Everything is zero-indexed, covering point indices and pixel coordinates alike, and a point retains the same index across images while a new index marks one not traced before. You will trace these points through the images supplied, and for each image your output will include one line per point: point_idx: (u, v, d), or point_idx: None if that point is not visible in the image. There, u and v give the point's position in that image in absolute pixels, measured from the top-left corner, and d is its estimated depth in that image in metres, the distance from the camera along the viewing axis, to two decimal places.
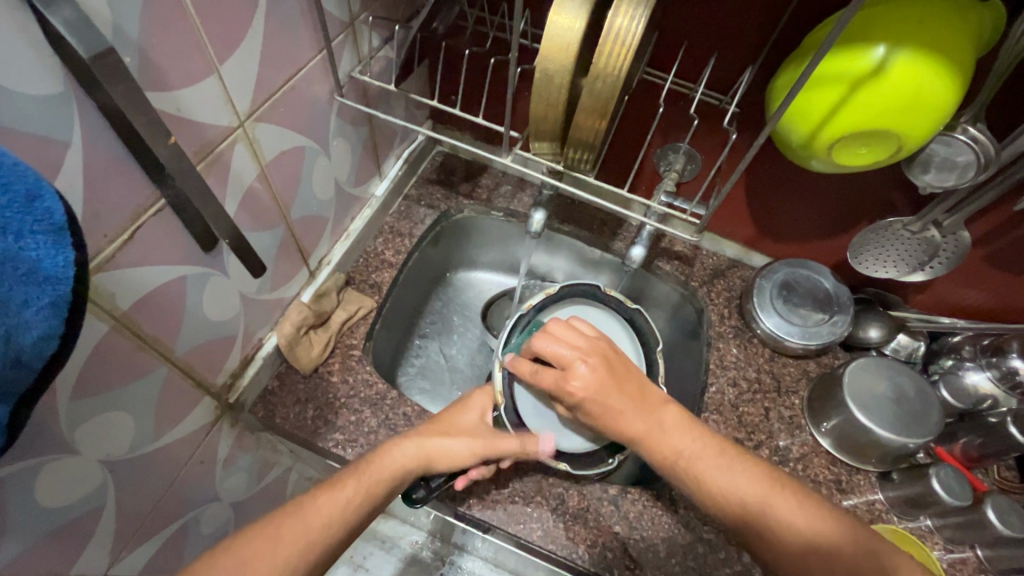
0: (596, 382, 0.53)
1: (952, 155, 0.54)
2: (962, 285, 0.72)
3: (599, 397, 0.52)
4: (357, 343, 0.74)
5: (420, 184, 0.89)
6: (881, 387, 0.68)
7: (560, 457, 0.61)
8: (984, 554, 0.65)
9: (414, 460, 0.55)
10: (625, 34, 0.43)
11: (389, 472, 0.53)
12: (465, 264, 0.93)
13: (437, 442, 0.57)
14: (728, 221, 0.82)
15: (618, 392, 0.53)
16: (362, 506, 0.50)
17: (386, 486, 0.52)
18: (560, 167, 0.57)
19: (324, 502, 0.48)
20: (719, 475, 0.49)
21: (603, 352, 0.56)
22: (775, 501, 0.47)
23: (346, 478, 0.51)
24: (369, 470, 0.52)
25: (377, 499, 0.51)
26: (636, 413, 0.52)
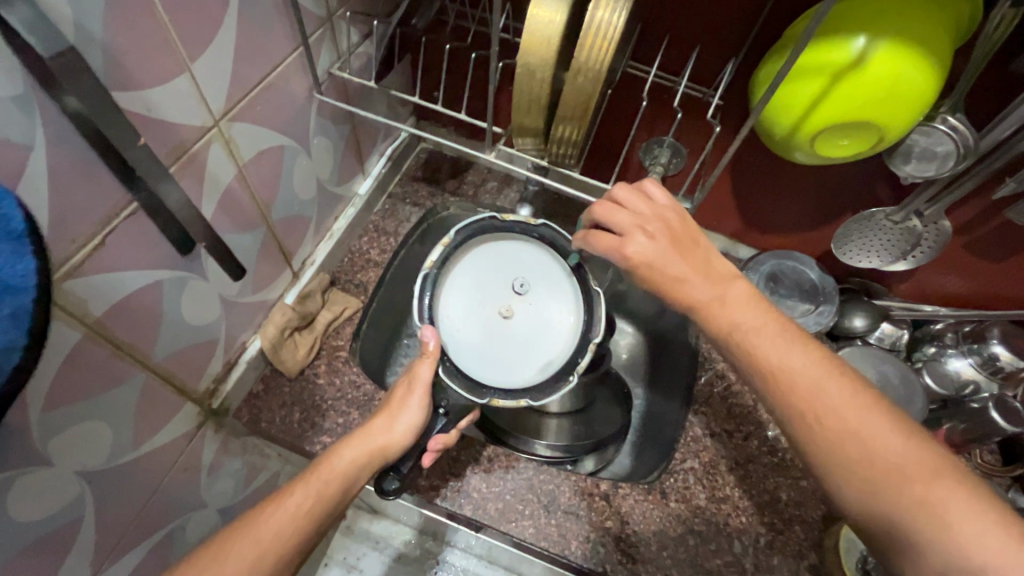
0: (658, 253, 0.48)
1: (932, 145, 0.54)
2: (943, 274, 0.73)
3: (670, 261, 0.48)
4: (342, 344, 0.74)
5: (405, 182, 0.89)
6: (865, 375, 0.69)
7: (519, 394, 0.58)
8: None
9: (363, 456, 0.53)
10: (606, 27, 0.42)
11: (338, 472, 0.51)
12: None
13: (385, 430, 0.55)
14: (714, 212, 0.82)
15: (686, 256, 0.49)
16: (316, 511, 0.48)
17: (342, 486, 0.51)
18: (544, 162, 0.57)
19: (271, 515, 0.47)
20: (785, 351, 0.43)
21: (669, 220, 0.50)
22: (835, 395, 0.41)
23: (294, 485, 0.49)
24: (316, 475, 0.50)
25: (335, 495, 0.50)
26: (702, 282, 0.48)
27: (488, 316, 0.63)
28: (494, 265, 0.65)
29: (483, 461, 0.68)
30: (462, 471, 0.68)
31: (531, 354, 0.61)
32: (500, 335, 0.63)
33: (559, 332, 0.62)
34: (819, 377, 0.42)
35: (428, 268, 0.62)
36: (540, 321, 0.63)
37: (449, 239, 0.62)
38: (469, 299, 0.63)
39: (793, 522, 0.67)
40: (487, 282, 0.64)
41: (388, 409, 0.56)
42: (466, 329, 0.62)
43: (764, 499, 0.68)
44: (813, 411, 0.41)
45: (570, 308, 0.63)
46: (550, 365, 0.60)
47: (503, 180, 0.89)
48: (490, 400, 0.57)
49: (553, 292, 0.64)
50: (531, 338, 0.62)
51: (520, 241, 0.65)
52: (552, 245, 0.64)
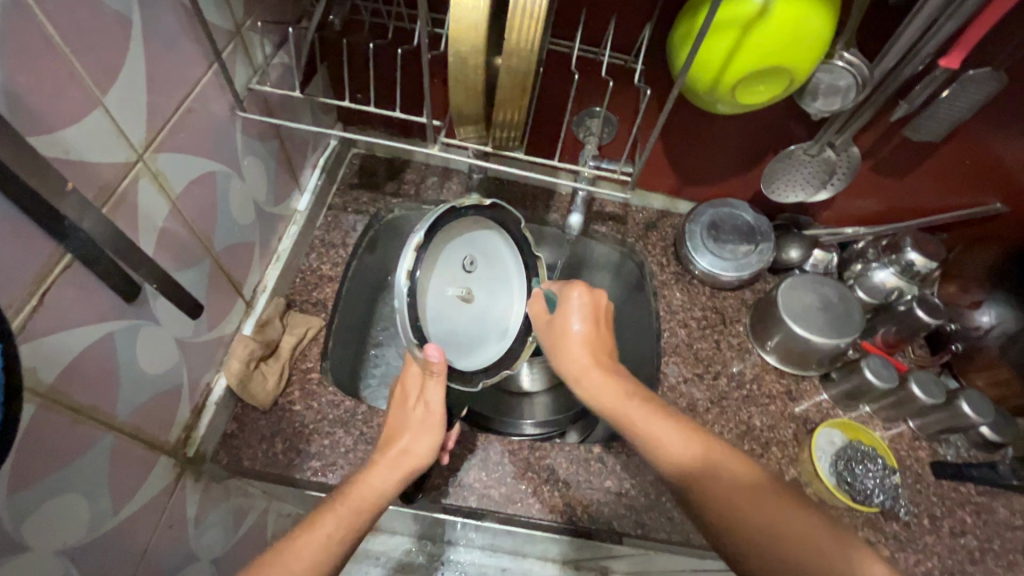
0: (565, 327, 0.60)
1: (834, 80, 0.59)
2: (859, 197, 0.81)
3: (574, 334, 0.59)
4: (313, 365, 0.71)
5: (343, 191, 0.88)
6: (809, 298, 0.76)
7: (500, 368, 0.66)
8: (915, 425, 0.75)
9: (394, 479, 0.55)
10: (530, 7, 0.42)
11: (370, 500, 0.52)
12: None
13: (410, 449, 0.57)
14: (651, 174, 0.86)
15: (580, 338, 0.59)
16: (348, 539, 0.49)
17: (372, 511, 0.52)
18: (488, 148, 0.57)
19: (305, 543, 0.47)
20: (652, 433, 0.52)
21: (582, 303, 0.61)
22: (701, 463, 0.49)
23: (323, 512, 0.50)
24: (347, 502, 0.51)
25: (368, 521, 0.51)
26: (594, 364, 0.58)
27: (450, 302, 0.64)
28: (448, 246, 0.64)
29: (477, 451, 0.69)
30: (461, 465, 0.68)
31: (490, 328, 0.69)
32: (463, 316, 0.66)
33: (505, 300, 0.70)
34: (686, 448, 0.50)
35: (408, 279, 0.57)
36: (489, 294, 0.69)
37: (421, 236, 0.58)
38: (437, 289, 0.63)
39: (770, 443, 0.73)
40: (445, 268, 0.64)
41: (409, 429, 0.58)
42: (440, 322, 0.62)
43: (742, 429, 0.74)
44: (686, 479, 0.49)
45: (517, 286, 0.70)
46: (509, 333, 0.69)
47: (442, 174, 0.90)
48: (484, 382, 0.65)
49: (495, 265, 0.69)
50: (486, 313, 0.68)
51: (471, 222, 0.66)
52: (500, 224, 0.69)
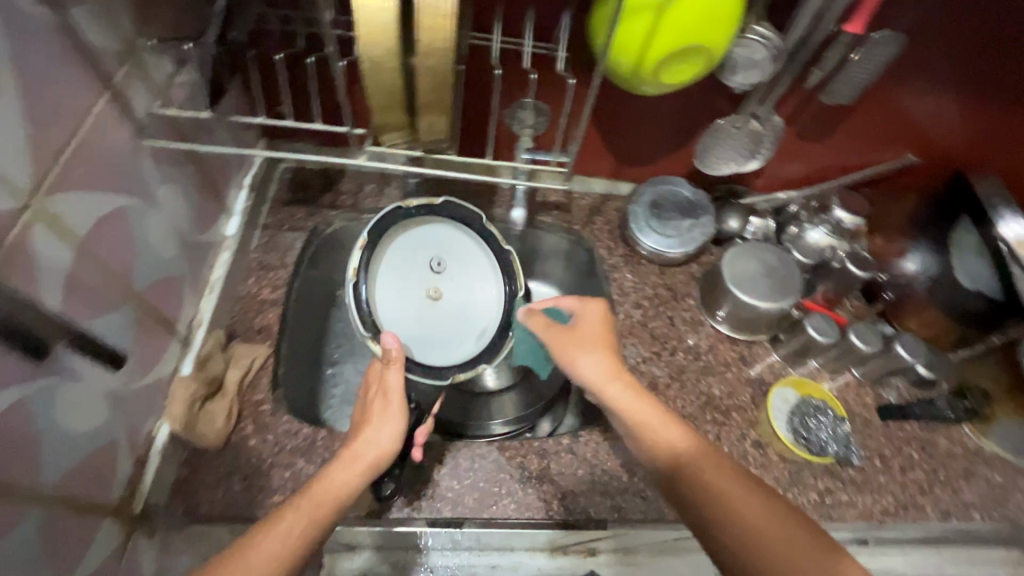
0: (592, 329, 0.61)
1: (750, 54, 0.61)
2: (788, 161, 0.84)
3: (593, 341, 0.60)
4: (264, 397, 0.68)
5: (277, 208, 0.83)
6: (752, 267, 0.78)
7: (471, 365, 0.67)
8: (859, 373, 0.80)
9: (359, 472, 0.51)
10: (438, 5, 0.41)
11: (334, 492, 0.49)
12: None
13: (374, 441, 0.54)
14: (589, 159, 0.86)
15: (597, 351, 0.59)
16: (309, 535, 0.46)
17: (336, 505, 0.49)
18: (418, 153, 0.55)
19: (262, 543, 0.44)
20: (663, 436, 0.54)
21: (598, 314, 0.63)
22: (715, 467, 0.51)
23: (283, 511, 0.47)
24: (307, 498, 0.48)
25: (330, 513, 0.48)
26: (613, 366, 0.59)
27: (417, 301, 0.69)
28: (410, 249, 0.70)
29: (447, 461, 0.68)
30: (432, 477, 0.67)
31: (468, 327, 0.70)
32: (436, 315, 0.70)
33: (483, 298, 0.71)
34: (701, 455, 0.52)
35: (354, 278, 0.63)
36: (464, 293, 0.71)
37: (365, 237, 0.64)
38: (398, 291, 0.68)
39: (729, 408, 0.76)
40: (408, 271, 0.69)
41: (372, 421, 0.55)
42: (404, 321, 0.67)
43: (703, 400, 0.76)
44: (703, 482, 0.50)
45: (491, 280, 0.71)
46: (487, 330, 0.69)
47: (380, 180, 0.87)
48: (451, 378, 0.65)
49: (468, 263, 0.71)
50: (461, 311, 0.71)
51: (432, 222, 0.70)
52: (465, 222, 0.70)
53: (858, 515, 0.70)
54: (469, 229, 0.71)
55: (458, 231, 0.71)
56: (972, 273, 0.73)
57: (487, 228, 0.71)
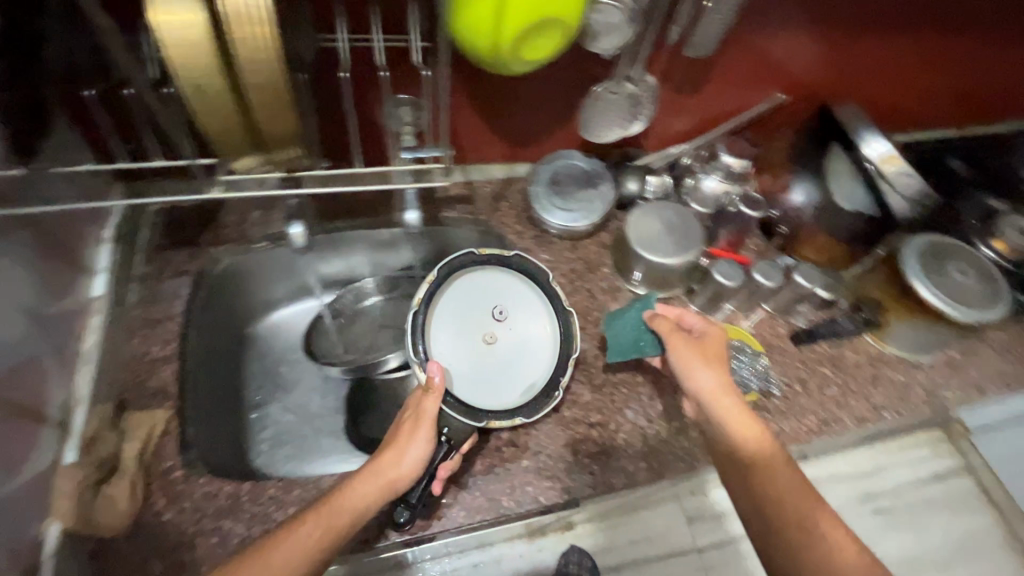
0: (706, 339, 0.65)
1: (607, 18, 0.60)
2: (672, 116, 0.86)
3: (713, 354, 0.64)
4: (172, 464, 0.62)
5: (152, 256, 0.76)
6: (655, 226, 0.79)
7: (512, 414, 0.66)
8: (770, 307, 0.84)
9: (377, 489, 0.57)
10: (248, 14, 0.37)
11: (354, 505, 0.55)
12: (263, 309, 0.87)
13: (395, 463, 0.59)
14: (480, 146, 0.84)
15: (712, 364, 0.63)
16: (326, 540, 0.53)
17: (354, 518, 0.55)
18: (282, 173, 0.51)
19: (285, 543, 0.51)
20: (748, 435, 0.59)
21: (713, 331, 0.66)
22: (785, 464, 0.57)
23: (308, 513, 0.54)
24: (327, 506, 0.55)
25: (346, 524, 0.54)
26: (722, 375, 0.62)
27: (475, 342, 0.71)
28: (476, 293, 0.72)
29: None
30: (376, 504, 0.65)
31: (518, 376, 0.70)
32: (489, 360, 0.71)
33: (537, 353, 0.71)
34: (773, 463, 0.57)
35: (416, 306, 0.67)
36: (519, 343, 0.72)
37: (434, 276, 0.68)
38: (455, 331, 0.70)
39: None
40: (470, 314, 0.71)
41: (397, 444, 0.60)
42: (458, 358, 0.69)
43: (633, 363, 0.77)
44: (769, 486, 0.56)
45: (548, 330, 0.72)
46: (535, 386, 0.69)
47: (265, 205, 0.82)
48: (486, 422, 0.65)
49: (530, 316, 0.72)
50: (515, 361, 0.71)
51: (495, 269, 0.72)
52: (529, 278, 0.72)
53: (788, 440, 0.75)
54: (532, 283, 0.72)
55: (520, 281, 0.73)
56: (849, 195, 0.78)
57: (549, 285, 0.72)
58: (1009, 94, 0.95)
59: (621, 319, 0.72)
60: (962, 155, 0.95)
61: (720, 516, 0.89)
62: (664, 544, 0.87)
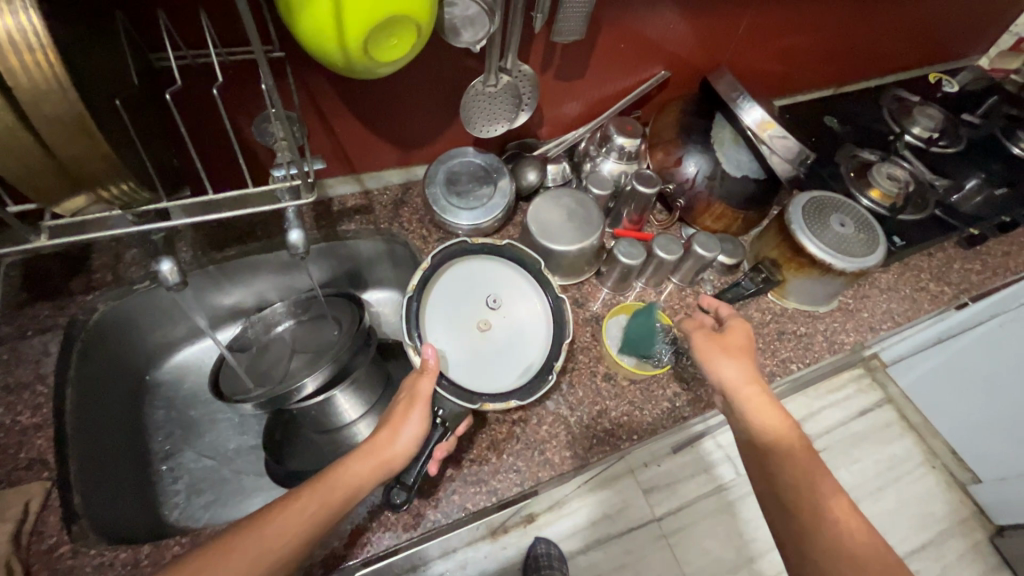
0: (735, 336, 0.66)
1: (464, 11, 0.59)
2: (559, 104, 0.86)
3: (737, 349, 0.65)
4: (56, 540, 0.57)
5: (12, 314, 0.69)
6: (556, 214, 0.80)
7: (506, 397, 0.67)
8: (678, 280, 0.86)
9: (371, 467, 0.57)
10: (16, 39, 0.33)
11: (347, 482, 0.55)
12: (162, 352, 0.82)
13: (388, 441, 0.59)
14: (370, 154, 0.81)
15: (736, 357, 0.64)
16: (320, 515, 0.53)
17: (346, 495, 0.55)
18: (119, 209, 0.47)
19: (280, 516, 0.52)
20: (770, 422, 0.59)
21: (743, 328, 0.67)
22: (809, 454, 0.57)
23: (303, 488, 0.54)
24: (322, 482, 0.55)
25: (340, 500, 0.54)
26: (745, 370, 0.63)
27: (472, 332, 0.74)
28: (471, 284, 0.76)
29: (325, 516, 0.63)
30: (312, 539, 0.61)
31: (514, 362, 0.72)
32: (483, 347, 0.73)
33: (532, 338, 0.73)
34: (799, 453, 0.57)
35: (411, 291, 0.70)
36: (515, 330, 0.74)
37: (429, 263, 0.71)
38: (450, 319, 0.73)
39: (575, 353, 0.78)
40: (466, 303, 0.74)
41: (391, 422, 0.60)
42: (455, 345, 0.71)
43: None
44: (791, 470, 0.56)
45: (542, 313, 0.74)
46: (531, 369, 0.70)
47: (142, 242, 0.75)
48: (480, 404, 0.65)
49: (523, 304, 0.75)
50: (511, 349, 0.73)
51: (490, 261, 0.76)
52: (522, 265, 0.75)
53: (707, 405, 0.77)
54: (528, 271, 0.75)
55: (513, 270, 0.76)
56: (735, 161, 0.83)
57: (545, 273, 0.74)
58: (868, 50, 1.02)
59: (644, 317, 0.77)
60: (837, 112, 1.01)
61: (699, 470, 1.02)
62: (624, 519, 0.96)
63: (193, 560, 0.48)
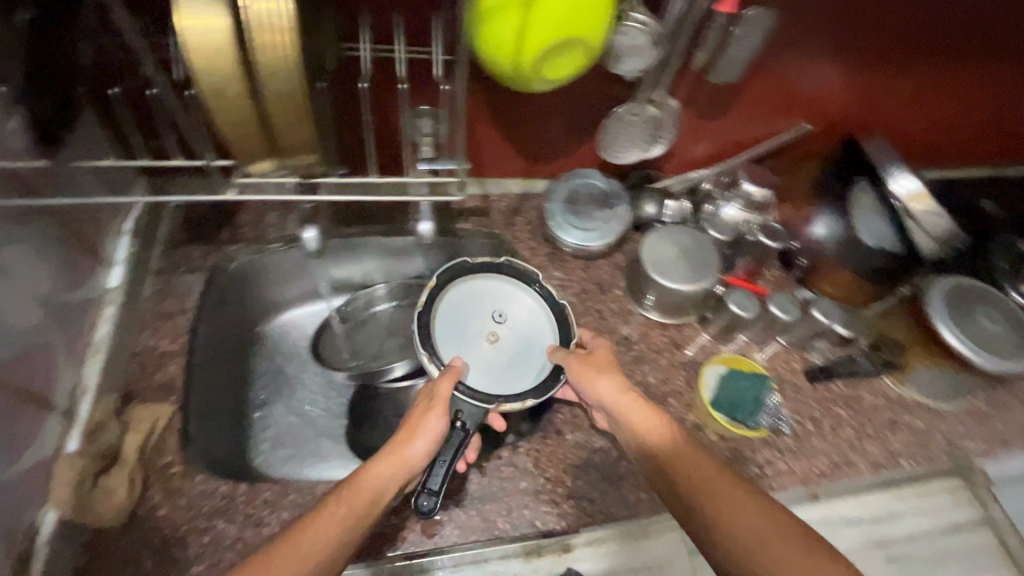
0: (600, 357, 0.65)
1: (632, 40, 0.60)
2: (693, 141, 0.85)
3: (608, 367, 0.64)
4: (171, 460, 0.62)
5: (169, 251, 0.77)
6: (669, 250, 0.78)
7: (523, 396, 0.62)
8: (786, 342, 0.81)
9: (393, 469, 0.55)
10: (271, 23, 0.38)
11: (373, 487, 0.54)
12: None
13: (409, 442, 0.57)
14: (499, 160, 0.84)
15: (609, 373, 0.63)
16: (351, 520, 0.51)
17: (373, 500, 0.53)
18: (297, 178, 0.52)
19: (313, 524, 0.50)
20: (652, 430, 0.59)
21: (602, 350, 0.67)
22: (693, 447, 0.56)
23: (329, 496, 0.53)
24: (347, 488, 0.53)
25: (368, 504, 0.53)
26: (618, 383, 0.63)
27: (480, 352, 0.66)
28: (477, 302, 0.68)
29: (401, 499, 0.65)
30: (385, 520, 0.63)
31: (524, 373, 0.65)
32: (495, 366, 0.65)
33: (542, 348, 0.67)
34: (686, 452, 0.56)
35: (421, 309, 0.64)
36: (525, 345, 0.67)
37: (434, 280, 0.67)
38: (459, 339, 0.65)
39: (666, 396, 0.76)
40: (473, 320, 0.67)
41: (410, 425, 0.58)
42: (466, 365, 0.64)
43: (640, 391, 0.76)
44: (688, 472, 0.54)
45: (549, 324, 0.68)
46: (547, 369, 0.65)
47: (281, 207, 0.82)
48: (499, 404, 0.61)
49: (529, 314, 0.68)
50: (521, 354, 0.66)
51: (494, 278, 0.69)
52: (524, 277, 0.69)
53: (798, 481, 0.72)
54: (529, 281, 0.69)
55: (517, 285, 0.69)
56: (872, 230, 0.76)
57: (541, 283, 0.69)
58: None
59: (732, 381, 0.77)
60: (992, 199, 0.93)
61: None
62: None
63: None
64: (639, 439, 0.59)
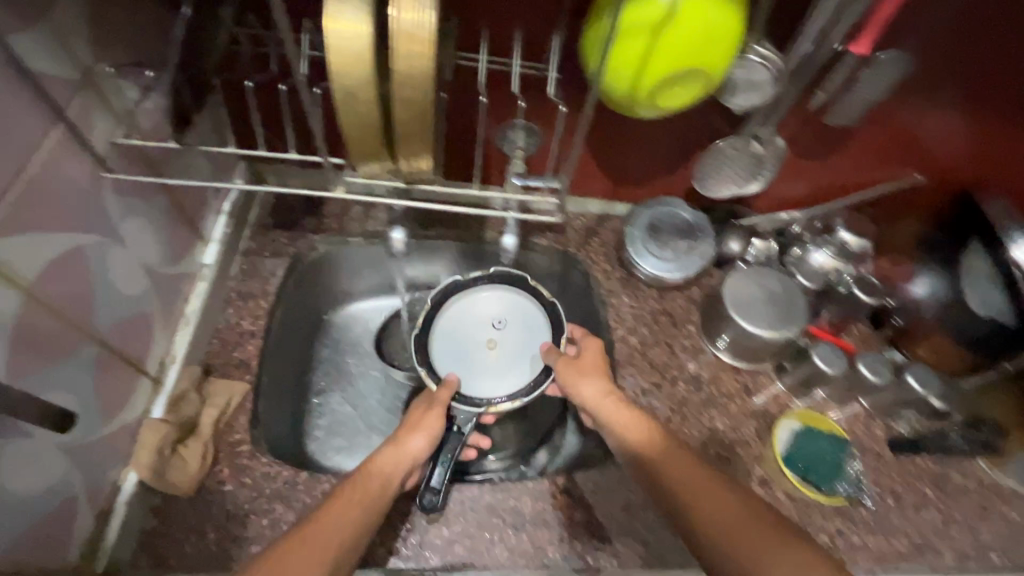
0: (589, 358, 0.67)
1: (750, 75, 0.58)
2: (790, 180, 0.81)
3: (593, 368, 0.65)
4: (241, 437, 0.65)
5: (258, 233, 0.80)
6: (752, 292, 0.75)
7: (514, 395, 0.64)
8: (868, 404, 0.76)
9: (400, 463, 0.57)
10: (415, 33, 0.38)
11: (383, 478, 0.55)
12: None
13: (412, 440, 0.59)
14: (583, 179, 0.83)
15: (593, 373, 0.64)
16: (370, 505, 0.52)
17: (385, 489, 0.54)
18: (401, 181, 0.53)
19: (336, 508, 0.50)
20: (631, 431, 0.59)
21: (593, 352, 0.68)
22: (666, 447, 0.56)
23: (342, 486, 0.53)
24: (360, 476, 0.54)
25: (381, 493, 0.54)
26: (602, 384, 0.64)
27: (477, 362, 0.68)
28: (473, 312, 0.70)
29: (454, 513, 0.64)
30: (418, 523, 0.63)
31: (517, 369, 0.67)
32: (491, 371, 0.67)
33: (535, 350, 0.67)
34: (662, 454, 0.56)
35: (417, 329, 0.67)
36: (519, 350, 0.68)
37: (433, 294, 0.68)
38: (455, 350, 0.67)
39: (733, 445, 0.72)
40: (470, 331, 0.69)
41: (410, 425, 0.60)
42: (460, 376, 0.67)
43: (705, 435, 0.73)
44: (667, 474, 0.54)
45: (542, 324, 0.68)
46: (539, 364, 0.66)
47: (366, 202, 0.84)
48: (488, 407, 0.63)
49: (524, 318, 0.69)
50: (517, 357, 0.67)
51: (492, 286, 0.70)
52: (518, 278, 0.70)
53: (870, 557, 0.67)
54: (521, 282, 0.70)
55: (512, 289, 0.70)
56: (982, 297, 0.69)
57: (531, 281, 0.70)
58: None
59: (812, 442, 0.72)
60: None
61: None
62: None
63: (268, 561, 0.45)
64: (620, 436, 0.60)
